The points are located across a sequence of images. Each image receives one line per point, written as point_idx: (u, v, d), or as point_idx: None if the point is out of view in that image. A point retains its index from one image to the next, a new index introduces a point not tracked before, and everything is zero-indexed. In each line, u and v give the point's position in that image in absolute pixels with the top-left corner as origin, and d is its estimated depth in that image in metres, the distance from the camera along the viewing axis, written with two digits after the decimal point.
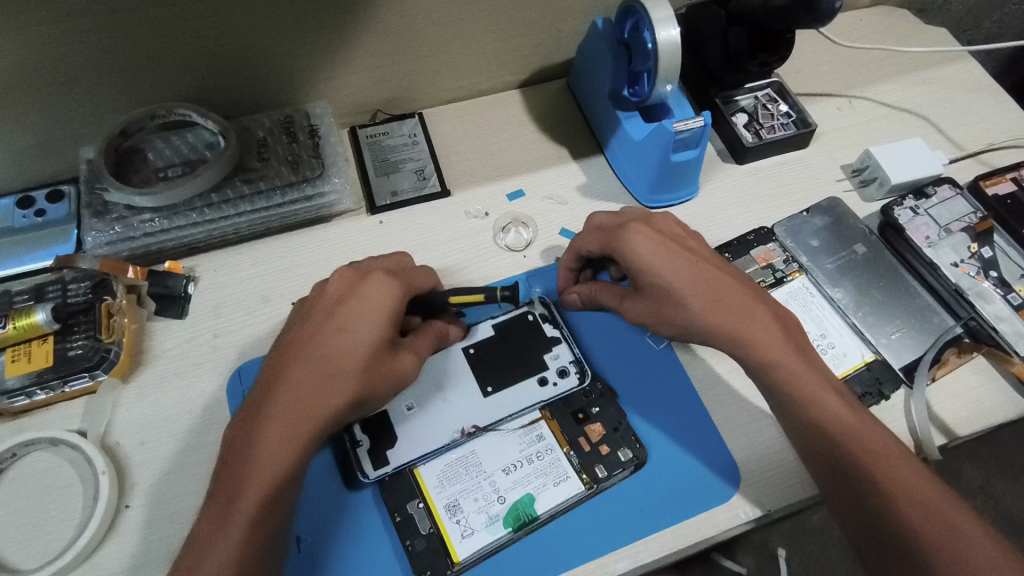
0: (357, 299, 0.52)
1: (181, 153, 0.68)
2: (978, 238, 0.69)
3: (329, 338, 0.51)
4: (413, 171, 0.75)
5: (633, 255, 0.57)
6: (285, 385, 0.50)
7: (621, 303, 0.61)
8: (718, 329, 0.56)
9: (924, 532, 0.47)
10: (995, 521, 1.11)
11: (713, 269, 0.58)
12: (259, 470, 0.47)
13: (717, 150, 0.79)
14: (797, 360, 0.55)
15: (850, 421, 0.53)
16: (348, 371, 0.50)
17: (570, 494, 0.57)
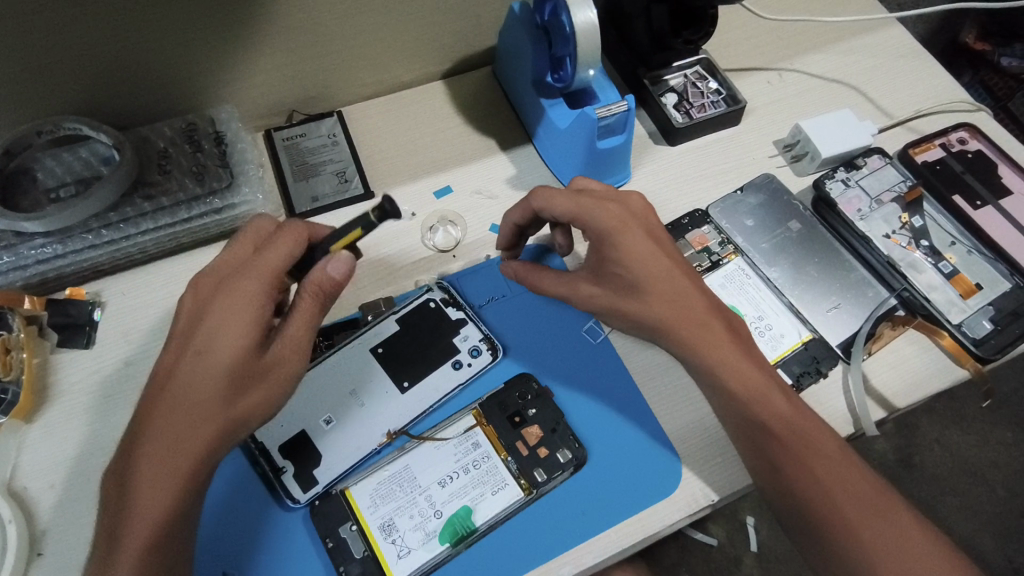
0: (215, 311, 0.48)
1: (73, 170, 0.63)
2: (909, 207, 0.69)
3: (190, 358, 0.47)
4: (334, 173, 0.71)
5: (608, 241, 0.54)
6: (153, 421, 0.47)
7: (574, 288, 0.58)
8: (652, 322, 0.55)
9: (858, 526, 0.49)
10: (948, 473, 1.14)
11: (662, 254, 0.55)
12: (139, 514, 0.45)
13: (648, 132, 0.77)
14: (719, 346, 0.54)
15: (789, 415, 0.53)
16: (221, 392, 0.47)
17: (508, 501, 0.55)
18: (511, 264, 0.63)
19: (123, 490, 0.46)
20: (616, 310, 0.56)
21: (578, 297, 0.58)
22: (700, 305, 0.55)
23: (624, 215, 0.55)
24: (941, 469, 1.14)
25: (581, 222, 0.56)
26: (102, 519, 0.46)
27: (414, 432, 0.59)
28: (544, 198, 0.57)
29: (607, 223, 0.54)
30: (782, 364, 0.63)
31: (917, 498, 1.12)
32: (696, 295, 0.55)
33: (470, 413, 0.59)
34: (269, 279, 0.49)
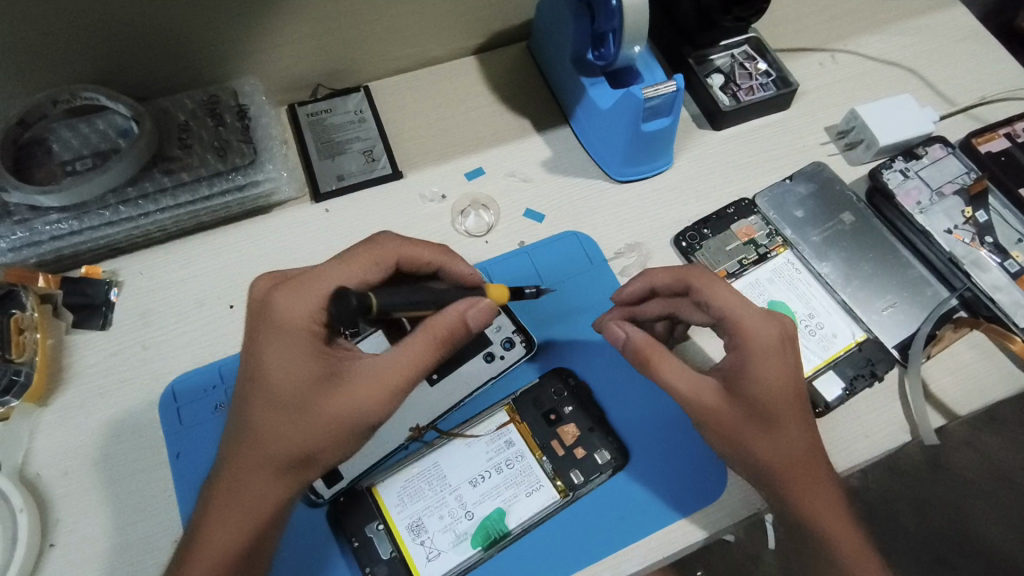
0: (264, 337, 0.46)
1: (90, 143, 0.60)
2: (972, 201, 0.64)
3: (246, 388, 0.46)
4: (361, 152, 0.68)
5: (757, 361, 0.49)
6: (227, 448, 0.47)
7: (697, 394, 0.49)
8: (763, 455, 0.49)
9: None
10: (981, 476, 1.10)
11: (796, 385, 0.49)
12: (204, 550, 0.44)
13: (692, 115, 0.73)
14: (811, 479, 0.50)
15: (815, 471, 0.51)
16: (274, 425, 0.45)
17: (544, 504, 0.53)
18: (625, 332, 0.53)
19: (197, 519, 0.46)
20: (736, 436, 0.49)
21: (700, 402, 0.49)
22: (807, 441, 0.50)
23: (777, 336, 0.49)
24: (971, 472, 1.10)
25: (739, 329, 0.50)
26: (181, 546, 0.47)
27: (443, 427, 0.55)
28: (707, 285, 0.52)
29: (756, 343, 0.49)
30: (834, 365, 0.59)
31: (945, 501, 1.08)
32: (779, 366, 0.49)
33: (502, 409, 0.56)
34: (319, 299, 0.47)
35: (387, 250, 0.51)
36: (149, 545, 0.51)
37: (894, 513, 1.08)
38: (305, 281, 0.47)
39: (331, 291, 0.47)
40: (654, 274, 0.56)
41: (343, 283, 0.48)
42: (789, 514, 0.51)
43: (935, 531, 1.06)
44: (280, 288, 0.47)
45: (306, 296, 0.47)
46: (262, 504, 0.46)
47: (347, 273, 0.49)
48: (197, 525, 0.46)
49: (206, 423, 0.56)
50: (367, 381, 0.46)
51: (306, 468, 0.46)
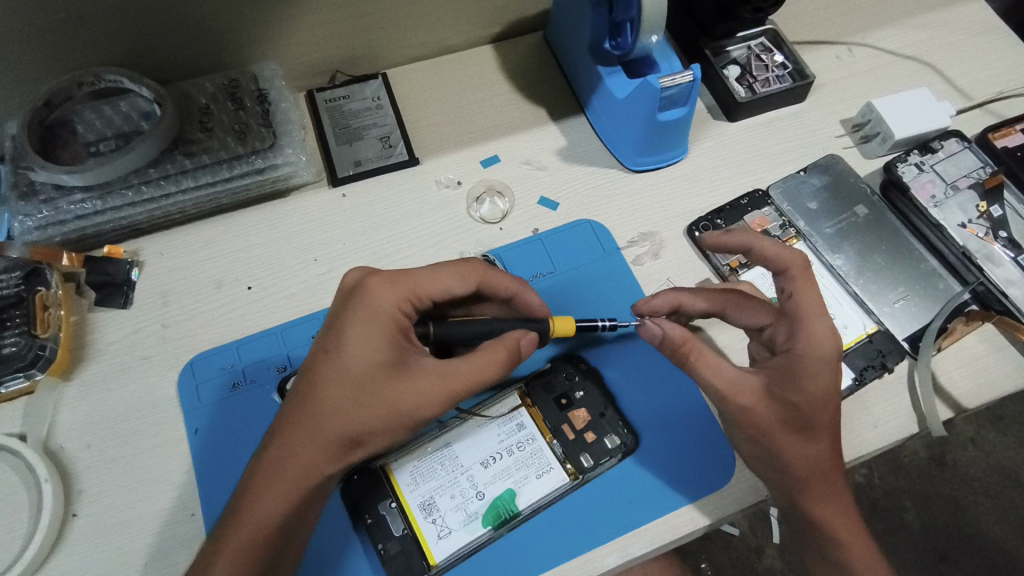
0: (346, 319, 0.48)
1: (113, 124, 0.61)
2: (987, 195, 0.64)
3: (318, 362, 0.48)
4: (377, 138, 0.69)
5: (809, 370, 0.49)
6: (283, 422, 0.48)
7: (736, 392, 0.50)
8: (789, 460, 0.50)
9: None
10: (986, 474, 1.10)
11: (835, 402, 0.50)
12: (248, 517, 0.45)
13: (706, 107, 0.73)
14: (824, 485, 0.51)
15: (833, 480, 0.52)
16: (337, 403, 0.46)
17: (554, 486, 0.53)
18: (662, 328, 0.52)
19: (240, 486, 0.47)
20: (766, 438, 0.50)
21: (738, 400, 0.50)
22: (830, 453, 0.51)
23: (834, 353, 0.49)
24: (975, 469, 1.11)
25: (807, 334, 0.50)
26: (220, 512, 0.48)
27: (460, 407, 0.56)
28: (799, 277, 0.52)
29: (815, 353, 0.49)
30: (845, 356, 0.59)
31: (949, 498, 1.09)
32: (825, 381, 0.49)
33: (513, 393, 0.57)
34: (405, 293, 0.49)
35: (475, 269, 0.52)
36: (169, 517, 0.53)
37: (897, 509, 1.08)
38: (396, 276, 0.49)
39: (417, 288, 0.49)
40: (756, 238, 0.54)
41: (431, 283, 0.50)
42: (793, 511, 0.53)
43: (940, 527, 1.06)
44: (372, 276, 0.49)
45: (396, 287, 0.48)
46: (305, 479, 0.46)
47: (438, 279, 0.50)
48: (239, 492, 0.47)
49: (223, 401, 0.57)
50: (434, 379, 0.47)
51: (355, 451, 0.47)
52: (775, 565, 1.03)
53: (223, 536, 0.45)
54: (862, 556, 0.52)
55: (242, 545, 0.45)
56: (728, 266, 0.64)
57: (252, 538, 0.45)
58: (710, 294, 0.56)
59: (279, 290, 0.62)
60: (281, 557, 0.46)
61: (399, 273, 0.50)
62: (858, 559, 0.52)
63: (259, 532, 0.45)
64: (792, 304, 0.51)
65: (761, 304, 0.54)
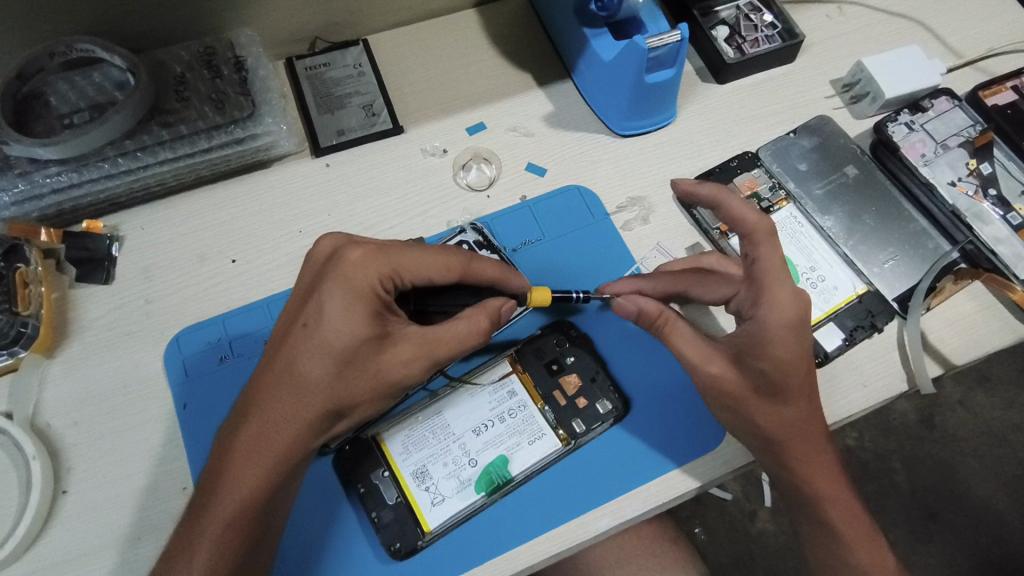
0: (324, 292, 0.46)
1: (87, 95, 0.59)
2: (977, 153, 0.64)
3: (296, 336, 0.46)
4: (360, 106, 0.67)
5: (773, 335, 0.49)
6: (258, 396, 0.47)
7: (706, 361, 0.51)
8: (764, 424, 0.51)
9: (847, 535, 0.53)
10: (972, 434, 1.12)
11: (806, 363, 0.50)
12: (226, 494, 0.45)
13: (695, 69, 0.72)
14: (809, 446, 0.52)
15: (816, 441, 0.52)
16: (320, 375, 0.45)
17: (546, 452, 0.54)
18: (636, 304, 0.54)
19: (218, 460, 0.46)
20: (741, 405, 0.51)
21: (707, 369, 0.51)
22: (808, 413, 0.51)
23: (798, 316, 0.49)
24: (963, 431, 1.12)
25: (770, 300, 0.49)
26: (198, 486, 0.47)
27: (452, 375, 0.56)
28: (763, 242, 0.51)
29: (777, 318, 0.49)
30: (835, 317, 0.59)
31: (937, 459, 1.10)
32: (791, 345, 0.49)
33: (504, 360, 0.56)
34: (387, 268, 0.48)
35: (459, 258, 0.51)
36: (159, 492, 0.52)
37: (887, 471, 1.10)
38: (377, 250, 0.48)
39: (400, 265, 0.48)
40: (724, 196, 0.53)
41: (413, 261, 0.49)
42: (782, 474, 0.53)
43: (927, 488, 1.08)
44: (352, 249, 0.48)
45: (378, 263, 0.47)
46: (289, 452, 0.46)
47: (422, 261, 0.49)
48: (217, 468, 0.46)
49: (212, 375, 0.56)
50: (418, 351, 0.47)
51: (336, 423, 0.47)
52: (767, 528, 1.05)
53: (204, 512, 0.45)
54: (848, 510, 0.53)
55: (226, 521, 0.44)
56: (718, 229, 0.63)
57: (235, 512, 0.44)
58: (673, 275, 0.57)
59: (265, 263, 0.61)
60: (266, 532, 0.46)
61: (381, 248, 0.48)
62: (843, 516, 0.53)
63: (242, 506, 0.45)
64: (757, 269, 0.51)
65: (725, 277, 0.56)
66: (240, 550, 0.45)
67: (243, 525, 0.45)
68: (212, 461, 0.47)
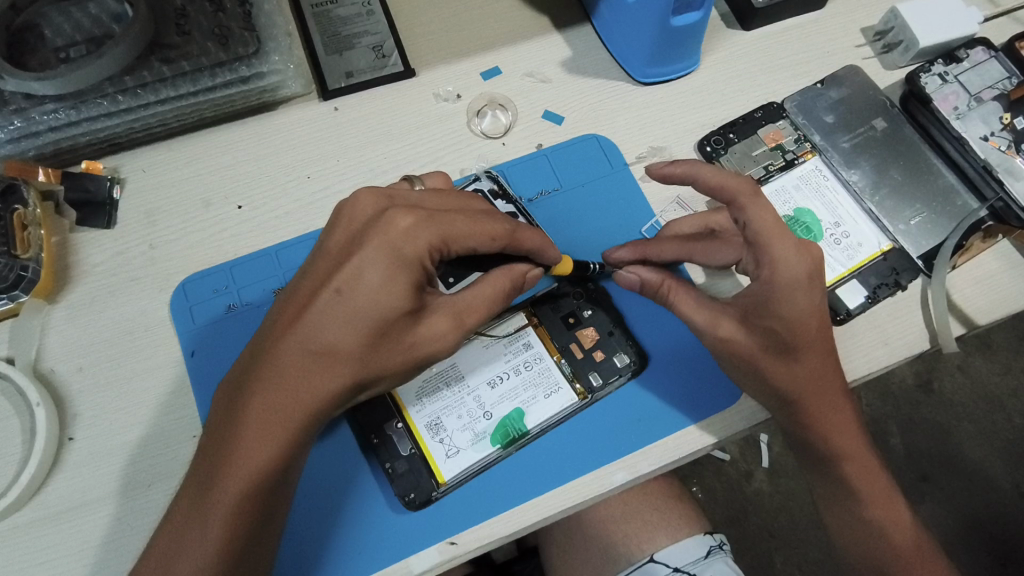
0: (364, 258, 0.43)
1: (83, 28, 0.55)
2: (1012, 107, 0.61)
3: (328, 302, 0.43)
4: (370, 47, 0.64)
5: (780, 296, 0.47)
6: (277, 364, 0.43)
7: (714, 325, 0.50)
8: (778, 382, 0.49)
9: (862, 493, 0.52)
10: (970, 399, 1.12)
11: (820, 317, 0.48)
12: (238, 468, 0.42)
13: (720, 15, 0.69)
14: (831, 404, 0.51)
15: (837, 400, 0.51)
16: (353, 346, 0.43)
17: (562, 405, 0.53)
18: (638, 275, 0.53)
19: (229, 423, 0.43)
20: (753, 365, 0.49)
21: (716, 333, 0.50)
22: (827, 370, 0.50)
23: (806, 273, 0.47)
24: (961, 397, 1.12)
25: (770, 262, 0.47)
26: (200, 457, 0.44)
27: None
28: (749, 204, 0.48)
29: (781, 279, 0.47)
30: (858, 274, 0.58)
31: (935, 424, 1.11)
32: (801, 303, 0.47)
33: (520, 312, 0.55)
34: (436, 239, 0.45)
35: (506, 229, 0.48)
36: (167, 440, 0.51)
37: (882, 434, 1.10)
38: (426, 218, 0.45)
39: (450, 235, 0.46)
40: (702, 167, 0.50)
41: (462, 231, 0.46)
42: (803, 435, 0.52)
43: (923, 452, 1.09)
44: (399, 213, 0.44)
45: (428, 233, 0.45)
46: (309, 422, 0.44)
47: (470, 232, 0.47)
48: (228, 437, 0.43)
49: (219, 323, 0.55)
50: (452, 326, 0.46)
51: (358, 394, 0.46)
52: (763, 488, 1.06)
53: (216, 478, 0.42)
54: (865, 469, 0.52)
55: (238, 495, 0.41)
56: None
57: (252, 481, 0.42)
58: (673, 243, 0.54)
59: (271, 210, 0.59)
60: (277, 505, 0.44)
61: (429, 215, 0.45)
62: (861, 473, 0.52)
63: (256, 480, 0.42)
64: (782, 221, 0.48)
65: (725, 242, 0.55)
66: (250, 524, 0.42)
67: (256, 494, 0.42)
68: (220, 425, 0.43)
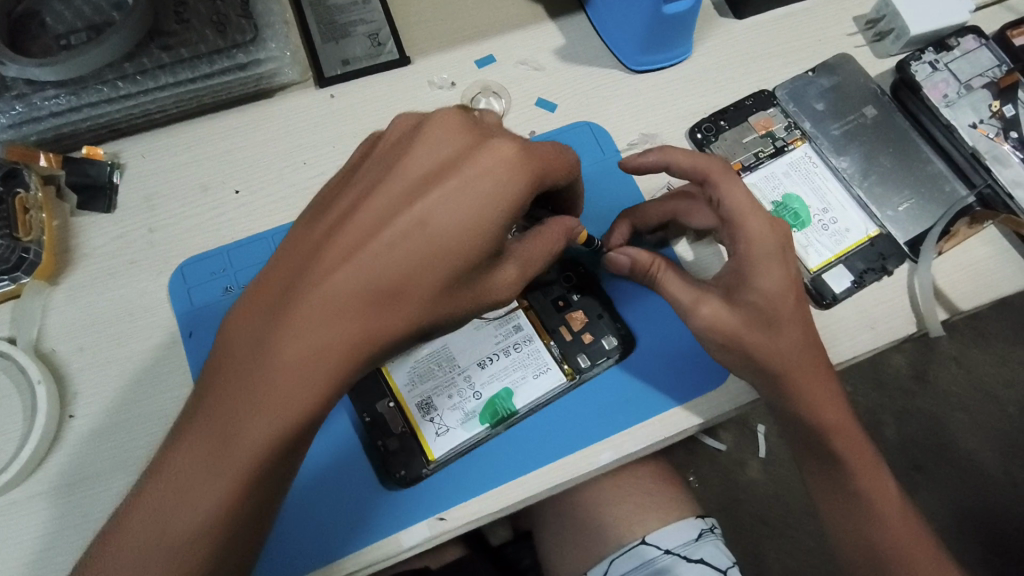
0: (455, 186, 0.39)
1: (83, 15, 0.56)
2: (1001, 95, 0.62)
3: (409, 229, 0.38)
4: (365, 36, 0.65)
5: (756, 267, 0.49)
6: (343, 293, 0.38)
7: (697, 303, 0.50)
8: (763, 358, 0.50)
9: (849, 475, 0.53)
10: (966, 390, 1.12)
11: (795, 292, 0.50)
12: (281, 408, 0.37)
13: (713, 4, 0.69)
14: (820, 387, 0.51)
15: (824, 382, 0.52)
16: (423, 292, 0.39)
17: (551, 385, 0.54)
18: (627, 256, 0.53)
19: (271, 353, 0.37)
20: (739, 342, 0.50)
21: (700, 310, 0.50)
22: (810, 348, 0.51)
23: (776, 246, 0.50)
24: (957, 388, 1.13)
25: (744, 236, 0.50)
26: (230, 390, 0.38)
27: None
28: (721, 181, 0.51)
29: (756, 250, 0.49)
30: (844, 259, 0.59)
31: (931, 415, 1.11)
32: (777, 275, 0.49)
33: None
34: (534, 180, 0.41)
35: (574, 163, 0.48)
36: (165, 418, 0.53)
37: (878, 424, 1.11)
38: (527, 156, 0.41)
39: (547, 177, 0.43)
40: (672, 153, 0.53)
41: (553, 173, 0.44)
42: (790, 416, 0.53)
43: (916, 442, 1.10)
44: (499, 146, 0.40)
45: (526, 172, 0.41)
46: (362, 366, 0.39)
47: (557, 175, 0.44)
48: (271, 372, 0.37)
49: (215, 305, 0.56)
50: (517, 277, 0.45)
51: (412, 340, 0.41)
52: (757, 477, 1.07)
53: (250, 416, 0.37)
54: (851, 451, 0.53)
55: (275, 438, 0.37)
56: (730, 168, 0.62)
57: (291, 425, 0.37)
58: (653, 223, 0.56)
59: (268, 195, 0.60)
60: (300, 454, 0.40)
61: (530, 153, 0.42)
62: (848, 455, 0.53)
63: (295, 425, 0.37)
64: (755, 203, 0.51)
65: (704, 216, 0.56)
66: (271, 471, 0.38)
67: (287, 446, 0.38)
68: (247, 366, 0.37)
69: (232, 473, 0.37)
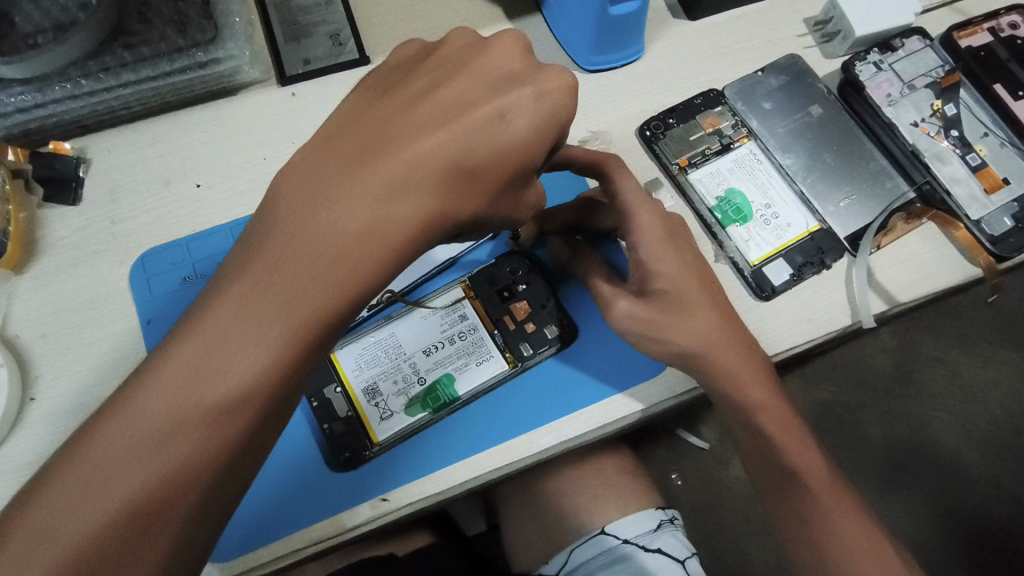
0: (520, 91, 0.38)
1: (50, 15, 0.59)
2: (943, 94, 0.64)
3: (473, 125, 0.37)
4: (327, 35, 0.67)
5: (655, 255, 0.54)
6: (404, 180, 0.35)
7: (615, 296, 0.54)
8: (680, 339, 0.53)
9: (784, 461, 0.55)
10: (949, 390, 1.13)
11: (695, 275, 0.54)
12: (323, 302, 0.34)
13: (667, 5, 0.71)
14: (749, 374, 0.54)
15: (751, 370, 0.54)
16: (486, 187, 0.38)
17: (493, 372, 0.56)
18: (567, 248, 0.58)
19: (318, 237, 0.34)
20: (655, 325, 0.53)
21: (617, 302, 0.54)
22: (729, 332, 0.54)
23: (664, 232, 0.54)
24: (939, 387, 1.13)
25: (635, 230, 0.54)
26: (267, 278, 0.34)
27: (407, 298, 0.58)
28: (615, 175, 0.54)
29: (651, 237, 0.54)
30: (784, 253, 0.60)
31: (913, 415, 1.11)
32: (672, 262, 0.54)
33: (458, 285, 0.58)
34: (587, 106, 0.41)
35: None
36: None
37: (858, 422, 1.11)
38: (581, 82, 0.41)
39: None
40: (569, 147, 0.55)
41: None
42: (725, 403, 0.55)
43: (898, 441, 1.10)
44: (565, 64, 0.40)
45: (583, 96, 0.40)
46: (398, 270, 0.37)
47: None
48: (315, 261, 0.34)
49: (173, 294, 0.58)
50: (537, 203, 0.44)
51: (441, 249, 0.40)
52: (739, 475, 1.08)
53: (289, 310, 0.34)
54: (784, 437, 0.55)
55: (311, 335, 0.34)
56: (676, 165, 0.64)
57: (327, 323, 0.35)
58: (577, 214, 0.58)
59: (230, 189, 0.62)
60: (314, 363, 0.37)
61: None
62: (782, 442, 0.55)
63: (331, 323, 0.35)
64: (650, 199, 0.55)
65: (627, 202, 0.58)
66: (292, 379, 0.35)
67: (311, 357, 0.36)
68: (289, 241, 0.34)
69: (253, 361, 0.33)
